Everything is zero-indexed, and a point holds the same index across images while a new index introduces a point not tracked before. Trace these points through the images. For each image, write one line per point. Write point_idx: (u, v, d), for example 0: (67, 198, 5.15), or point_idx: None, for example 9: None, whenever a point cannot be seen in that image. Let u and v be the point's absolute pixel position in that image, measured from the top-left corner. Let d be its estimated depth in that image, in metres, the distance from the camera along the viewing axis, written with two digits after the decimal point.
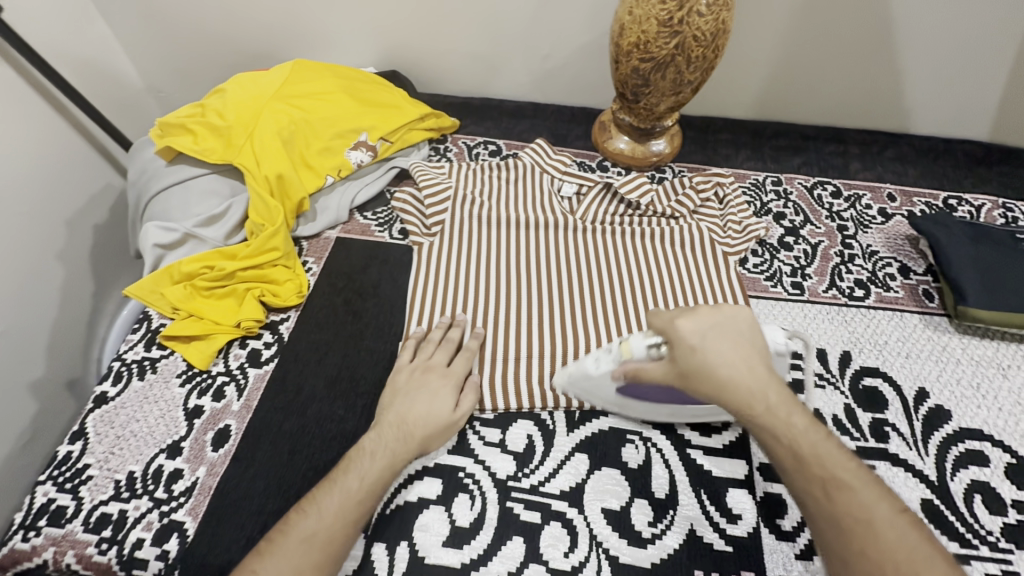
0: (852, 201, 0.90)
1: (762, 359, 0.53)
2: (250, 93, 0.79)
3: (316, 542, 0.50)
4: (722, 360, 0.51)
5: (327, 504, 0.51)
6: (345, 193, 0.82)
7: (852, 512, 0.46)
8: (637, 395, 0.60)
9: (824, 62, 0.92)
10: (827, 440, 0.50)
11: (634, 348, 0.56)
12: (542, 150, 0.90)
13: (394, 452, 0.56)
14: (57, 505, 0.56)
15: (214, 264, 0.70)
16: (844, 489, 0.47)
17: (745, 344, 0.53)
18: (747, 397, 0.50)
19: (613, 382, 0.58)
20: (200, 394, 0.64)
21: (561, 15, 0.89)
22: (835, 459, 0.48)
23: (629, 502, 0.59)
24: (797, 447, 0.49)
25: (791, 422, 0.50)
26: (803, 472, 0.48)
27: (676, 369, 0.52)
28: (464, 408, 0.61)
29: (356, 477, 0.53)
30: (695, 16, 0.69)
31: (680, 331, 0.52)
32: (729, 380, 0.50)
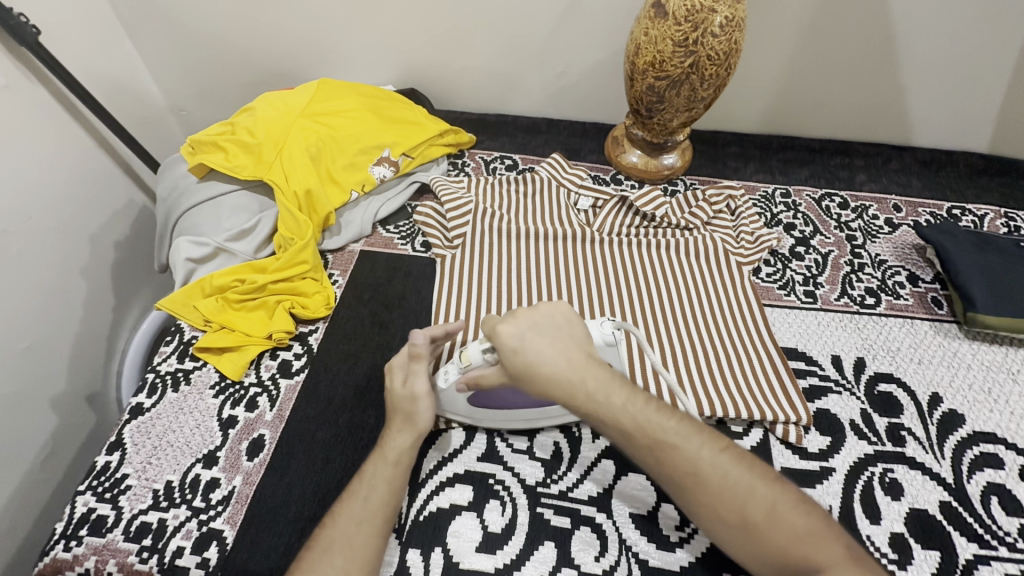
0: (860, 211, 0.93)
1: (579, 349, 0.57)
2: (278, 111, 0.81)
3: (336, 547, 0.50)
4: (542, 357, 0.54)
5: (346, 516, 0.52)
6: (369, 208, 0.85)
7: (683, 468, 0.52)
8: (492, 404, 0.62)
9: (829, 77, 0.96)
10: (644, 406, 0.55)
11: (471, 356, 0.57)
12: (558, 164, 0.93)
13: (383, 448, 0.57)
14: (97, 515, 0.57)
15: (245, 277, 0.72)
16: (670, 450, 0.53)
17: (562, 336, 0.57)
18: (566, 389, 0.55)
19: (463, 394, 0.60)
20: (233, 405, 0.65)
21: (576, 35, 0.92)
22: (657, 424, 0.54)
23: (657, 506, 0.60)
24: (621, 423, 0.54)
25: (609, 400, 0.55)
26: (632, 445, 0.54)
27: (505, 370, 0.55)
28: (412, 384, 0.59)
29: (366, 484, 0.54)
30: (709, 37, 0.72)
31: (502, 336, 0.55)
32: (551, 376, 0.54)
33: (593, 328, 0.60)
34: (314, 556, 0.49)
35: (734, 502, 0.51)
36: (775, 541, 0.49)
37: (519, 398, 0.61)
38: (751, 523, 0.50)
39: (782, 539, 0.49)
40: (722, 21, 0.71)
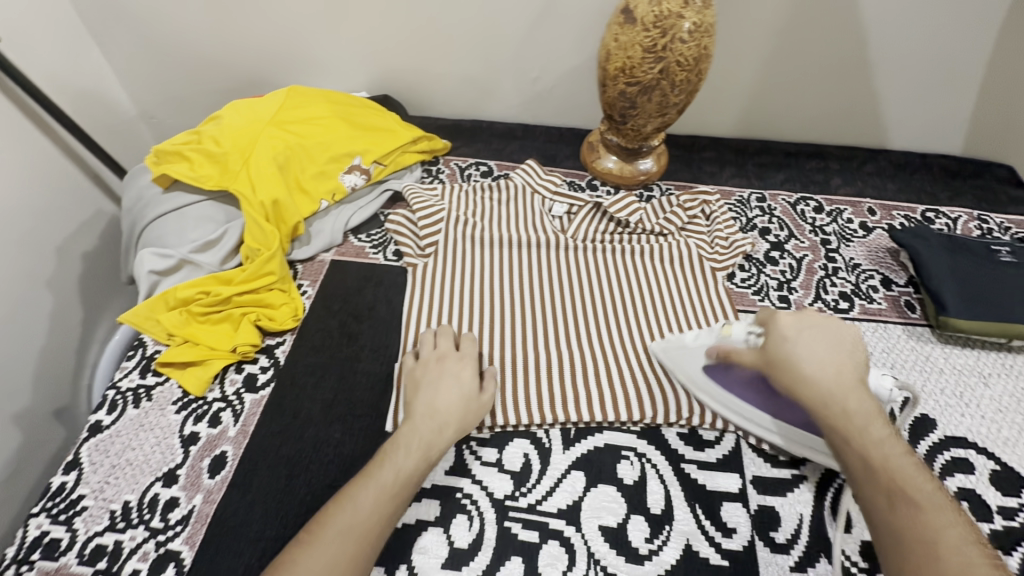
0: (834, 215, 0.93)
1: (856, 372, 0.55)
2: (246, 119, 0.80)
3: (351, 536, 0.48)
4: (811, 356, 0.56)
5: (367, 504, 0.50)
6: (339, 216, 0.83)
7: (920, 530, 0.43)
8: (724, 385, 0.63)
9: (804, 81, 0.96)
10: (907, 458, 0.48)
11: (735, 330, 0.63)
12: (533, 170, 0.92)
13: (427, 444, 0.56)
14: (51, 538, 0.56)
15: (210, 289, 0.71)
16: (913, 504, 0.44)
17: (843, 355, 0.56)
18: (822, 394, 0.53)
19: (704, 358, 0.65)
20: (195, 421, 0.64)
21: (549, 40, 0.92)
22: (914, 476, 0.46)
23: (626, 518, 0.60)
24: (863, 450, 0.49)
25: (866, 430, 0.50)
26: (868, 481, 0.47)
27: (765, 354, 0.59)
28: (488, 392, 0.63)
29: (392, 474, 0.53)
30: (678, 42, 0.71)
31: (780, 324, 0.59)
32: (810, 376, 0.55)
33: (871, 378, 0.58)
34: (324, 535, 0.48)
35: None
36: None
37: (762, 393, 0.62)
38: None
39: None
40: (690, 27, 0.71)
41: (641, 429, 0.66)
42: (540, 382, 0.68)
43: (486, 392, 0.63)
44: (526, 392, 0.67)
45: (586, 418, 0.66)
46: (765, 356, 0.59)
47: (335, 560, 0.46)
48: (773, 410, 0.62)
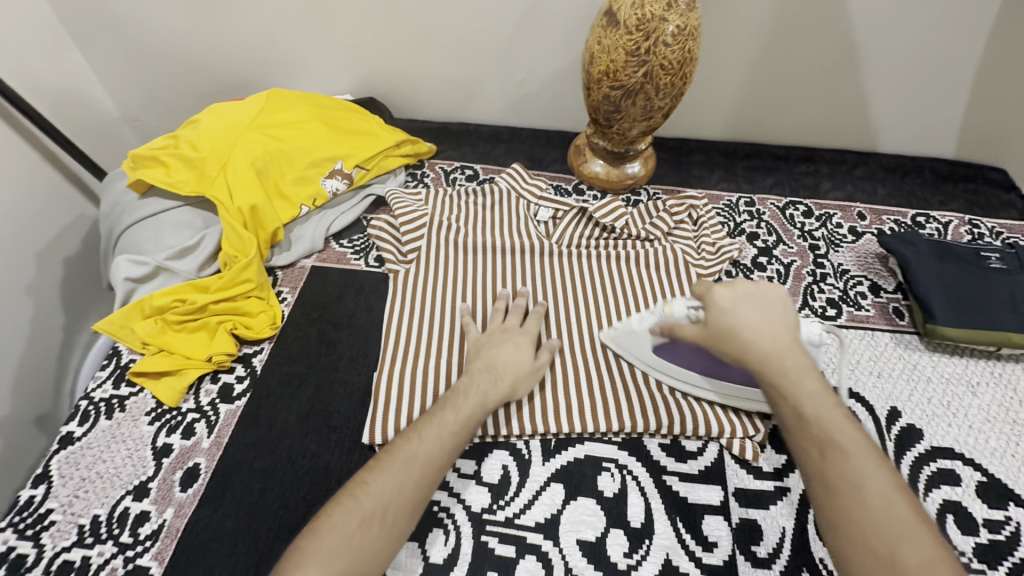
0: (824, 220, 0.92)
1: (788, 333, 0.58)
2: (224, 123, 0.79)
3: (416, 462, 0.53)
4: (749, 323, 0.57)
5: (432, 440, 0.55)
6: (320, 222, 0.82)
7: (844, 474, 0.49)
8: (672, 357, 0.65)
9: (794, 83, 0.94)
10: (836, 408, 0.53)
11: (675, 308, 0.63)
12: (518, 174, 0.91)
13: (484, 392, 0.60)
14: (17, 553, 0.55)
15: (186, 297, 0.70)
16: (840, 452, 0.50)
17: (772, 317, 0.58)
18: (762, 356, 0.56)
19: (652, 338, 0.65)
20: (169, 432, 0.63)
21: (534, 43, 0.90)
22: (839, 425, 0.52)
23: (606, 532, 0.59)
24: (799, 406, 0.53)
25: (801, 384, 0.55)
26: (803, 433, 0.53)
27: (706, 326, 0.59)
28: (542, 359, 0.66)
29: (457, 416, 0.57)
30: (661, 45, 0.70)
31: (715, 297, 0.59)
32: (751, 340, 0.57)
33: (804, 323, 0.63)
34: (396, 459, 0.52)
35: (886, 541, 0.45)
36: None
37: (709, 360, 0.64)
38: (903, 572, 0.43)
39: None
40: (674, 30, 0.69)
41: (622, 440, 0.65)
42: None
43: (541, 359, 0.66)
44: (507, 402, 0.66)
45: (567, 429, 0.64)
46: (704, 329, 0.59)
47: (402, 483, 0.51)
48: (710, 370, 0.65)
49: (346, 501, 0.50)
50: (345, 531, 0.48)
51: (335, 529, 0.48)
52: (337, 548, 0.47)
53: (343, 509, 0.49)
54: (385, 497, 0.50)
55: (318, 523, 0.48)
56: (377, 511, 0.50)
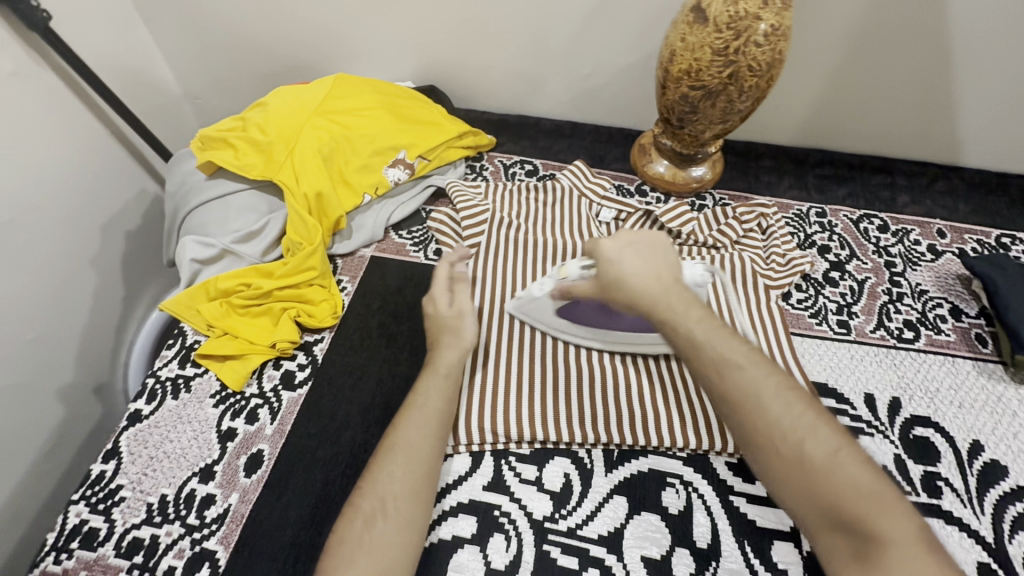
0: (900, 235, 0.87)
1: (671, 273, 0.59)
2: (291, 107, 0.78)
3: (405, 451, 0.54)
4: (633, 269, 0.58)
5: (412, 430, 0.55)
6: (381, 212, 0.81)
7: (742, 386, 0.51)
8: (574, 317, 0.67)
9: (878, 90, 0.89)
10: (720, 330, 0.55)
11: (569, 270, 0.63)
12: (581, 172, 0.88)
13: (439, 361, 0.60)
14: (90, 527, 0.56)
15: (251, 281, 0.70)
16: (733, 370, 0.52)
17: (658, 257, 0.60)
18: (650, 299, 0.57)
19: (553, 304, 0.66)
20: (233, 417, 0.63)
21: (606, 38, 0.87)
22: (725, 343, 0.54)
23: (671, 550, 0.57)
24: (690, 334, 0.55)
25: (687, 313, 0.56)
26: (697, 360, 0.54)
27: (599, 282, 0.60)
28: (458, 302, 0.63)
29: (427, 393, 0.57)
30: (752, 46, 0.66)
31: (601, 249, 0.60)
32: (638, 285, 0.57)
33: (685, 267, 0.63)
34: (391, 457, 0.53)
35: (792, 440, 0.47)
36: (832, 494, 0.44)
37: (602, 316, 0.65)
38: (808, 465, 0.46)
39: (839, 487, 0.44)
40: (767, 29, 0.65)
41: (687, 455, 0.63)
42: (582, 397, 0.65)
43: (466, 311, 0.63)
44: (570, 408, 0.64)
45: (632, 441, 0.63)
46: (598, 286, 0.60)
47: (398, 478, 0.52)
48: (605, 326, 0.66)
49: (355, 515, 0.50)
50: (355, 536, 0.48)
51: (351, 540, 0.48)
52: (363, 553, 0.48)
53: (356, 521, 0.49)
54: (388, 495, 0.51)
55: (338, 541, 0.49)
56: (379, 510, 0.50)
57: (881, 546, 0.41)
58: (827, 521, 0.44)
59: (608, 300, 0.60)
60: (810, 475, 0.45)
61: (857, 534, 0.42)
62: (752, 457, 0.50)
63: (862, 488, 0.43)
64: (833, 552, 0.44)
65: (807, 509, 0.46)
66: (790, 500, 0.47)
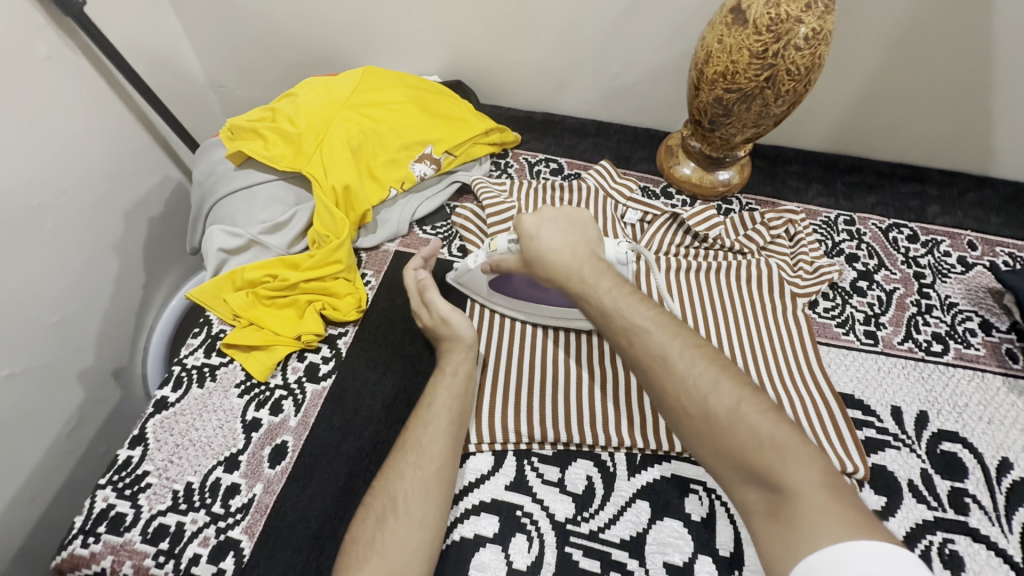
0: (930, 246, 0.86)
1: (585, 243, 0.61)
2: (321, 99, 0.78)
3: (423, 451, 0.55)
4: (550, 243, 0.60)
5: (424, 435, 0.56)
6: (406, 206, 0.81)
7: (650, 350, 0.53)
8: (506, 286, 0.69)
9: (912, 96, 0.87)
10: (629, 294, 0.57)
11: (497, 244, 0.64)
12: (606, 172, 0.87)
13: (456, 364, 0.61)
14: (116, 512, 0.57)
15: (278, 273, 0.70)
16: (643, 337, 0.53)
17: (574, 231, 0.61)
18: (564, 272, 0.59)
19: (486, 277, 0.68)
20: (258, 407, 0.64)
21: (638, 38, 0.86)
22: (634, 309, 0.55)
23: (693, 557, 0.57)
24: (601, 304, 0.56)
25: (597, 284, 0.57)
26: (609, 328, 0.55)
27: (523, 258, 0.62)
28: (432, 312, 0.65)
29: (445, 395, 0.59)
30: (792, 49, 0.65)
31: (523, 224, 0.61)
32: (554, 258, 0.59)
33: (608, 245, 0.64)
34: (406, 459, 0.55)
35: (701, 399, 0.49)
36: (734, 444, 0.47)
37: (525, 287, 0.68)
38: (717, 423, 0.48)
39: (741, 439, 0.46)
40: (808, 33, 0.64)
41: None
42: (605, 401, 0.65)
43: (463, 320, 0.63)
44: (594, 411, 0.64)
45: (656, 445, 0.62)
46: (523, 259, 0.62)
47: (411, 479, 0.53)
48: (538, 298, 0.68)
49: (370, 515, 0.52)
50: (367, 535, 0.50)
51: (365, 538, 0.50)
52: (376, 552, 0.49)
53: (370, 522, 0.51)
54: (402, 498, 0.52)
55: (354, 539, 0.51)
56: (390, 510, 0.51)
57: (790, 499, 0.43)
58: (741, 476, 0.46)
59: (528, 269, 0.63)
60: (720, 434, 0.48)
61: (765, 482, 0.45)
62: (670, 419, 0.52)
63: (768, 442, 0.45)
64: (748, 502, 0.46)
65: (721, 465, 0.48)
66: (708, 458, 0.49)
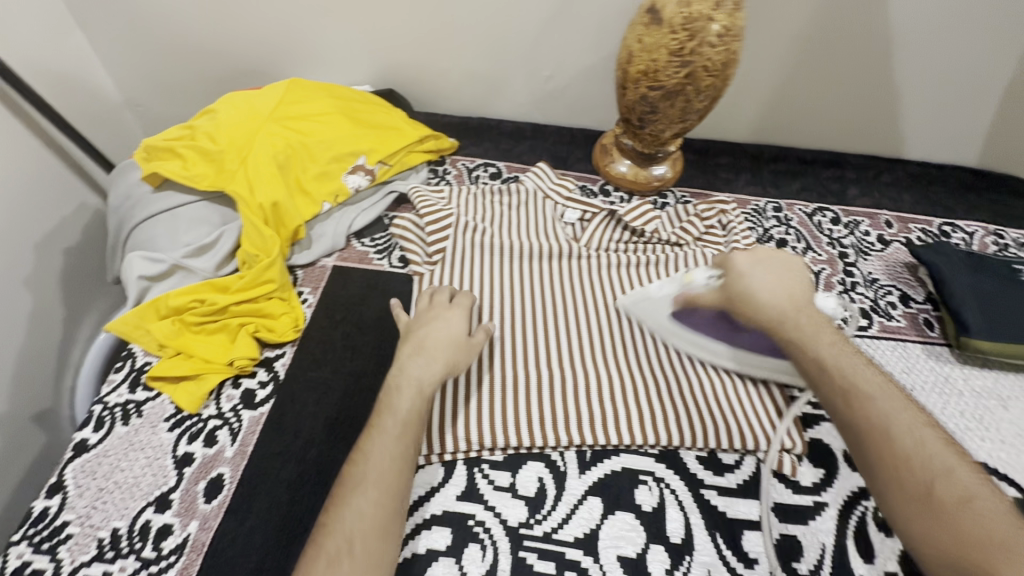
0: (851, 227, 0.91)
1: (804, 295, 0.62)
2: (243, 114, 0.75)
3: (379, 479, 0.49)
4: (765, 287, 0.62)
5: (379, 459, 0.50)
6: (342, 220, 0.79)
7: (872, 414, 0.50)
8: (691, 327, 0.69)
9: (824, 87, 0.92)
10: (856, 357, 0.55)
11: (695, 276, 0.68)
12: (544, 173, 0.88)
13: (420, 380, 0.56)
14: (33, 569, 0.52)
15: (205, 297, 0.67)
16: (867, 400, 0.51)
17: (788, 276, 0.64)
18: (775, 316, 0.61)
19: (669, 306, 0.70)
20: (190, 440, 0.60)
21: (564, 39, 0.88)
22: (859, 372, 0.53)
23: (645, 548, 0.57)
24: (817, 357, 0.56)
25: (814, 337, 0.58)
26: (826, 385, 0.54)
27: (725, 293, 0.65)
28: (479, 337, 0.62)
29: (398, 421, 0.53)
30: (706, 47, 0.68)
31: (733, 261, 0.65)
32: (765, 300, 0.62)
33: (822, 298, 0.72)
34: (355, 485, 0.49)
35: (924, 477, 0.45)
36: (955, 530, 0.42)
37: (719, 332, 0.68)
38: (936, 501, 0.44)
39: (963, 528, 0.41)
40: (720, 30, 0.67)
41: (658, 452, 0.64)
42: (550, 401, 0.65)
43: (478, 336, 0.63)
44: (542, 412, 0.64)
45: (605, 440, 0.63)
46: (727, 294, 0.65)
47: (359, 511, 0.47)
48: (732, 340, 0.68)
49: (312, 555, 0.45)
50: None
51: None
52: None
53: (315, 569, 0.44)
54: (349, 532, 0.46)
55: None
56: (343, 552, 0.45)
57: None
58: (943, 560, 0.42)
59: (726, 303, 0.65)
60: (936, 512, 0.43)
61: None
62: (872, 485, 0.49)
63: (987, 533, 0.40)
64: None
65: (931, 548, 0.43)
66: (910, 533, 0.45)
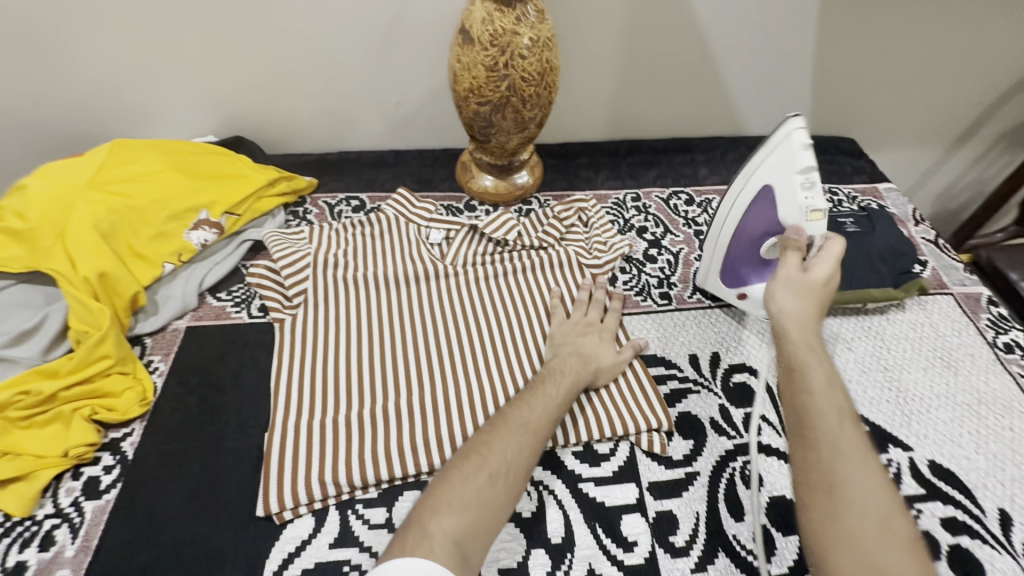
0: (704, 205, 0.96)
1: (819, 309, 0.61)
2: (57, 186, 0.71)
3: (529, 429, 0.60)
4: (813, 295, 0.61)
5: (525, 411, 0.61)
6: (190, 278, 0.76)
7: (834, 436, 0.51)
8: (755, 203, 0.70)
9: (656, 80, 1.00)
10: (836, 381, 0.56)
11: (814, 222, 0.66)
12: (405, 199, 0.88)
13: (576, 377, 0.66)
14: None
15: (30, 387, 0.61)
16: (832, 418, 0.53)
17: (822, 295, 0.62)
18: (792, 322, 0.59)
19: (773, 191, 0.68)
20: (22, 547, 0.55)
21: (400, 66, 0.90)
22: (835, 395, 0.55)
23: (527, 555, 0.58)
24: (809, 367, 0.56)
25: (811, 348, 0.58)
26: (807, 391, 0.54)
27: (806, 273, 0.62)
28: (626, 353, 0.72)
29: (540, 407, 0.62)
30: (518, 58, 0.71)
31: (826, 258, 0.63)
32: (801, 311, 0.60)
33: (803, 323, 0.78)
34: (507, 430, 0.59)
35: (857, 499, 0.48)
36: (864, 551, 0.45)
37: (755, 233, 0.72)
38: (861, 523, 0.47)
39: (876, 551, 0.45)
40: (529, 42, 0.70)
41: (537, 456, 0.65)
42: (425, 424, 0.65)
43: (625, 353, 0.72)
44: (416, 438, 0.63)
45: None
46: (804, 276, 0.62)
47: (506, 453, 0.57)
48: (740, 246, 0.74)
49: (464, 467, 0.55)
50: (477, 488, 0.54)
51: (455, 483, 0.54)
52: (455, 509, 0.52)
53: (453, 483, 0.54)
54: (493, 464, 0.56)
55: (436, 487, 0.54)
56: (501, 471, 0.56)
57: None
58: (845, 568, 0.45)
59: (774, 274, 0.64)
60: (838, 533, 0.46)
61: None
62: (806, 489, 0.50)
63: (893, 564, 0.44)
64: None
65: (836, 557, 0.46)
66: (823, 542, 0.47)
